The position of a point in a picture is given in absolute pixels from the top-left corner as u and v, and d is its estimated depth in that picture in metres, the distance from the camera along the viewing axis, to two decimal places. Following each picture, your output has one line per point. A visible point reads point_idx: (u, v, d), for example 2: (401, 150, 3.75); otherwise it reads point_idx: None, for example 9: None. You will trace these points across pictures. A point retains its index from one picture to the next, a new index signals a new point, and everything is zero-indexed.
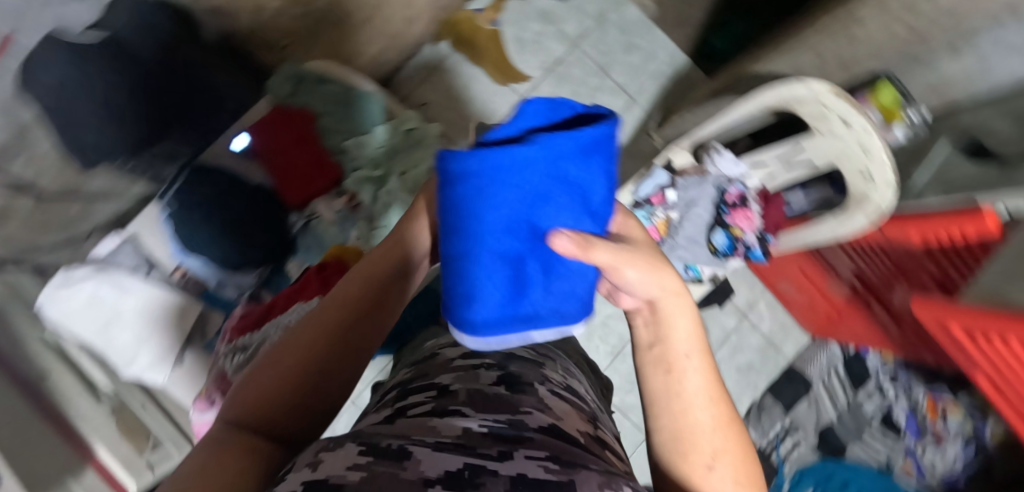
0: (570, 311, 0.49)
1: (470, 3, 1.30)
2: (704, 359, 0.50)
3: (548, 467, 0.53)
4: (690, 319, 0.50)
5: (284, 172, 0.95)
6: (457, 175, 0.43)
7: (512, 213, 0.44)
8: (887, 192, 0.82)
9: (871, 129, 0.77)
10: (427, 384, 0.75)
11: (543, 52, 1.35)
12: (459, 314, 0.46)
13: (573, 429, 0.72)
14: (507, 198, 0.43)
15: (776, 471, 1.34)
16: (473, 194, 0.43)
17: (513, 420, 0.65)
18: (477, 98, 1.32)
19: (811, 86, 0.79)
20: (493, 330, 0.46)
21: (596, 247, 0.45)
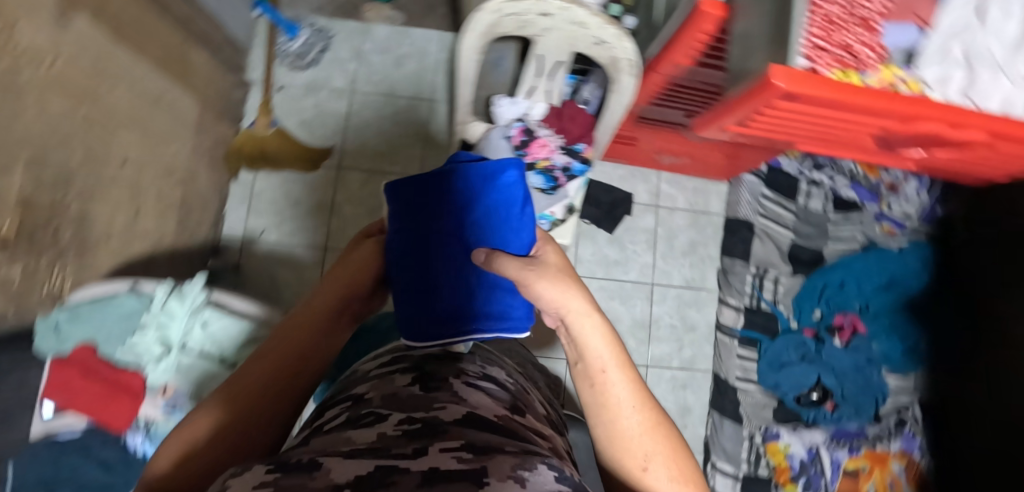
0: (497, 308, 0.68)
1: (241, 122, 1.32)
2: (623, 373, 0.59)
3: (454, 459, 0.42)
4: (611, 341, 0.59)
5: (95, 410, 0.79)
6: (402, 196, 0.70)
7: (442, 229, 0.69)
8: (623, 42, 0.79)
9: (563, 3, 0.76)
10: (343, 397, 0.62)
11: (329, 116, 1.35)
12: (410, 326, 0.68)
13: (491, 415, 0.56)
14: (446, 215, 0.69)
15: (776, 316, 1.30)
16: (417, 207, 0.69)
17: (429, 415, 0.52)
18: (303, 195, 1.32)
19: (490, 9, 0.77)
20: (439, 321, 0.67)
21: (498, 256, 0.63)
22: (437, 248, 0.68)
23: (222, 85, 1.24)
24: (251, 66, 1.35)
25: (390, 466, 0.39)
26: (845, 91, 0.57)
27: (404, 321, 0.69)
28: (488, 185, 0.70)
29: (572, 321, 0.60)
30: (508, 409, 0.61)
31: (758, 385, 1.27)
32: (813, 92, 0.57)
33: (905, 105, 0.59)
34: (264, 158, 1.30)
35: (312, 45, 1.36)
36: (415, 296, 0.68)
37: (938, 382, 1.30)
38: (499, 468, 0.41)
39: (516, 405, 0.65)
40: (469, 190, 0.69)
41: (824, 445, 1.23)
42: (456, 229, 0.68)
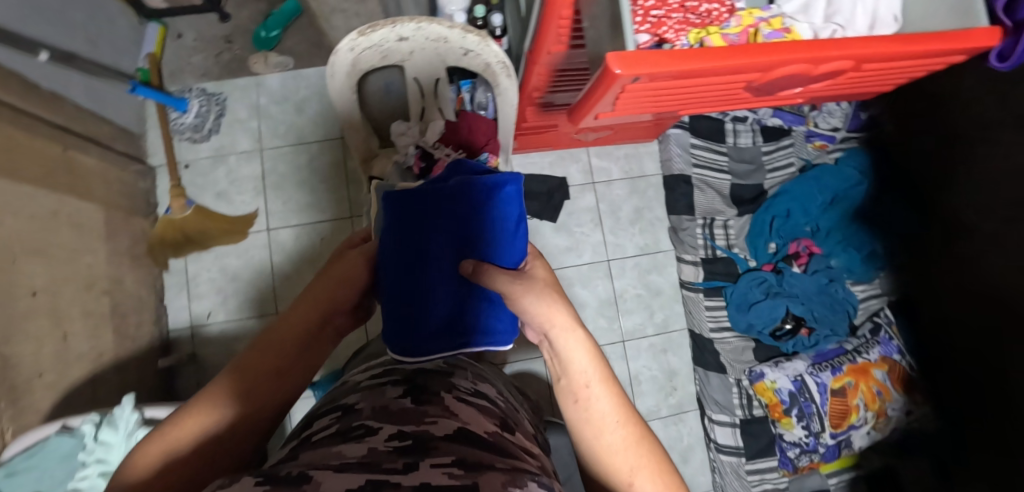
0: (486, 322, 0.66)
1: (157, 210, 1.27)
2: (606, 389, 0.57)
3: (446, 474, 0.40)
4: (594, 359, 0.58)
5: None
6: (400, 207, 0.68)
7: (438, 243, 0.67)
8: (487, 47, 0.76)
9: (414, 26, 0.73)
10: (332, 407, 0.57)
11: (245, 179, 1.31)
12: (400, 337, 0.65)
13: (481, 430, 0.52)
14: (443, 227, 0.67)
15: (734, 260, 1.30)
16: (415, 219, 0.67)
17: (421, 430, 0.49)
18: (239, 267, 1.27)
19: (342, 51, 0.74)
20: (431, 336, 0.65)
21: (490, 270, 0.62)
22: (431, 260, 0.66)
23: (123, 180, 1.19)
24: (151, 151, 1.31)
25: (379, 479, 0.37)
26: (702, 61, 0.60)
27: (392, 333, 0.66)
28: (486, 198, 0.68)
29: (558, 340, 0.58)
30: (498, 424, 0.57)
31: (732, 332, 1.29)
32: (653, 70, 0.60)
33: (765, 58, 0.60)
34: (189, 240, 1.26)
35: (207, 113, 1.31)
36: (407, 310, 0.66)
37: (903, 282, 1.32)
38: (489, 479, 0.40)
39: (506, 421, 0.59)
40: (467, 199, 0.68)
41: (807, 372, 1.22)
42: (449, 243, 0.67)
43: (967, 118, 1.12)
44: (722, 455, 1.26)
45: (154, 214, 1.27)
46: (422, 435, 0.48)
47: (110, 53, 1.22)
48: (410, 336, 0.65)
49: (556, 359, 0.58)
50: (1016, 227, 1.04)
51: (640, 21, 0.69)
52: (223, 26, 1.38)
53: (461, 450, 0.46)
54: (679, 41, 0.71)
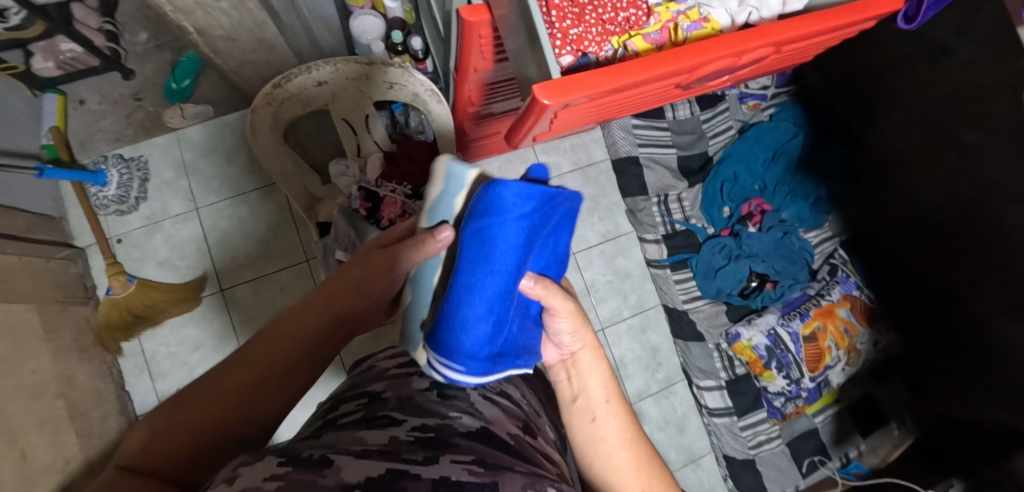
0: (531, 342, 0.61)
1: (97, 293, 1.20)
2: (618, 412, 0.60)
3: (465, 471, 0.44)
4: (609, 379, 0.61)
5: None
6: (501, 204, 0.54)
7: (520, 255, 0.56)
8: (410, 75, 0.73)
9: (330, 68, 0.70)
10: (357, 393, 0.61)
11: (185, 242, 1.24)
12: (454, 354, 0.56)
13: (502, 431, 0.56)
14: (532, 238, 0.56)
15: (694, 231, 1.33)
16: (510, 223, 0.54)
17: (441, 423, 0.53)
18: (199, 335, 1.21)
19: (260, 108, 0.70)
20: (488, 358, 0.56)
21: (554, 294, 0.59)
22: (507, 275, 0.55)
23: (52, 269, 1.11)
24: (76, 232, 1.22)
25: (398, 468, 0.41)
26: (633, 72, 0.61)
27: (444, 346, 0.56)
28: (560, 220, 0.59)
29: (580, 367, 0.62)
30: (518, 425, 0.61)
31: (704, 299, 1.32)
32: (584, 93, 0.60)
33: (707, 54, 0.62)
34: (138, 319, 1.18)
35: (130, 180, 1.22)
36: (466, 326, 0.56)
37: (852, 221, 1.38)
38: (505, 479, 0.43)
39: (527, 420, 0.64)
40: (556, 215, 0.58)
41: (779, 324, 1.27)
42: (517, 255, 0.55)
43: (883, 59, 1.16)
44: (715, 418, 1.31)
45: (94, 298, 1.19)
46: (441, 432, 0.52)
47: (7, 136, 1.12)
48: (467, 354, 0.56)
49: (577, 376, 0.62)
50: (940, 158, 1.10)
51: (560, 45, 0.70)
52: (127, 83, 1.29)
53: (476, 450, 0.49)
54: (603, 50, 0.72)
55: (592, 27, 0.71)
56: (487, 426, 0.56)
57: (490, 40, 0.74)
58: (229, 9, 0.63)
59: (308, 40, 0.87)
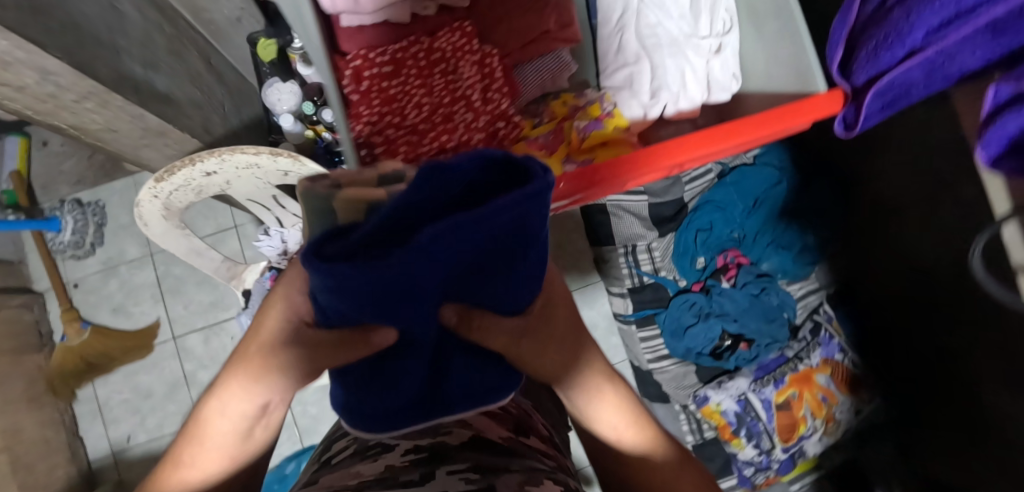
0: (470, 389, 0.52)
1: (54, 339, 1.21)
2: (633, 432, 0.55)
3: (463, 481, 0.39)
4: (621, 404, 0.54)
5: None
6: (363, 271, 0.32)
7: (429, 284, 0.39)
8: (303, 164, 0.67)
9: (213, 160, 0.64)
10: (347, 429, 0.55)
11: (141, 288, 1.23)
12: (369, 407, 0.49)
13: (496, 436, 0.49)
14: (447, 259, 0.36)
15: (663, 284, 1.25)
16: (404, 276, 0.35)
17: (435, 442, 0.47)
18: (150, 383, 1.21)
19: (145, 199, 0.66)
20: (403, 408, 0.50)
21: (483, 320, 0.47)
22: (417, 299, 0.40)
23: (8, 318, 1.11)
24: (35, 276, 1.22)
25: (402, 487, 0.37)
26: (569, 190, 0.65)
27: (358, 401, 0.49)
28: (506, 223, 0.36)
29: (584, 400, 0.54)
30: (517, 431, 0.53)
31: (671, 358, 1.25)
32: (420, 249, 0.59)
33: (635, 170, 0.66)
34: (92, 367, 1.19)
35: (85, 226, 1.22)
36: (387, 373, 0.48)
37: (840, 272, 1.29)
38: (504, 482, 0.39)
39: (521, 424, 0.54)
40: (495, 219, 0.34)
41: (751, 390, 1.20)
42: (427, 284, 0.39)
43: None
44: None
45: (50, 344, 1.20)
46: (438, 449, 0.46)
47: None
48: (379, 407, 0.49)
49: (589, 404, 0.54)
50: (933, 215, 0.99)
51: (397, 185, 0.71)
52: None
53: (478, 461, 0.43)
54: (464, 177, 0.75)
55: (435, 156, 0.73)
56: (481, 434, 0.49)
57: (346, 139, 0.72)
58: (98, 107, 0.59)
59: (223, 110, 0.83)
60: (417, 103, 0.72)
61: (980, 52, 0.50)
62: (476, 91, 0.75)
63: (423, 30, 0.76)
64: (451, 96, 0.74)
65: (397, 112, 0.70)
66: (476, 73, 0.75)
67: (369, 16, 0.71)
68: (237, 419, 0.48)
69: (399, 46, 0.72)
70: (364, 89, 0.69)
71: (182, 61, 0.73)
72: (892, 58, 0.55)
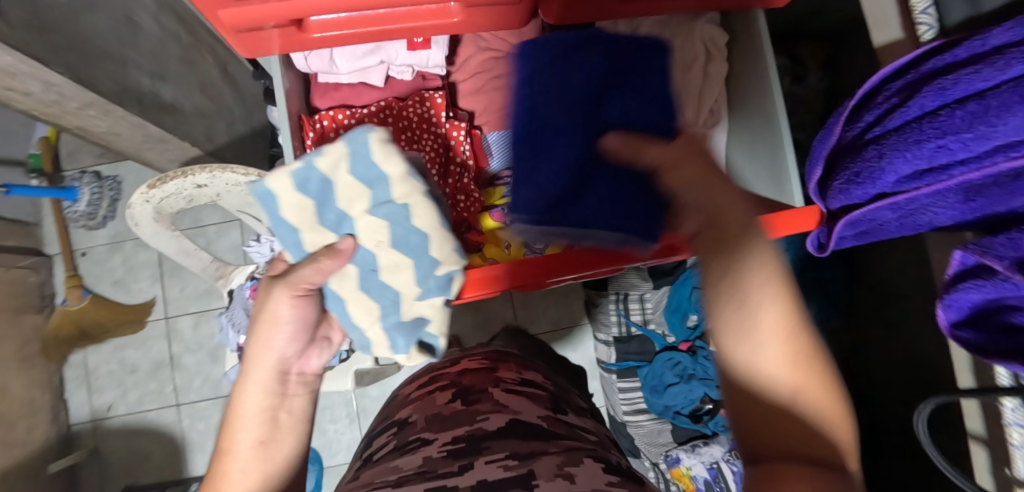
0: (630, 218, 0.58)
1: (55, 302, 1.25)
2: (769, 336, 0.32)
3: (501, 467, 0.35)
4: (791, 300, 0.32)
5: None
6: (542, 62, 0.62)
7: (579, 102, 0.60)
8: None
9: (203, 175, 0.66)
10: (389, 424, 0.50)
11: (142, 265, 1.27)
12: (529, 192, 0.60)
13: (535, 416, 0.44)
14: (603, 85, 0.60)
15: (650, 338, 1.16)
16: (557, 86, 0.60)
17: (471, 430, 0.41)
18: (137, 358, 1.25)
19: (134, 203, 0.69)
20: (557, 197, 0.59)
21: (644, 141, 0.48)
22: (575, 106, 0.60)
23: (13, 278, 1.15)
24: (46, 239, 1.26)
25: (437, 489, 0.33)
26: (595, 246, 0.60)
27: (522, 188, 0.60)
28: (637, 70, 0.61)
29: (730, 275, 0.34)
30: (555, 410, 0.48)
31: (648, 415, 1.17)
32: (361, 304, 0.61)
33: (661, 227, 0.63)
34: (86, 334, 1.23)
35: (100, 200, 1.23)
36: (548, 168, 0.59)
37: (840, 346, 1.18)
38: (545, 468, 0.35)
39: (560, 405, 0.50)
40: (633, 59, 0.61)
41: (725, 460, 1.10)
42: (580, 96, 0.60)
43: None
44: None
45: (50, 306, 1.24)
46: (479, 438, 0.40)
47: None
48: (536, 195, 0.60)
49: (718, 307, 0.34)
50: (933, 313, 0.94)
51: None
52: None
53: (521, 446, 0.38)
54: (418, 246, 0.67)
55: None
56: (522, 413, 0.44)
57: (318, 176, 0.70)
58: (100, 114, 0.62)
59: (232, 116, 0.82)
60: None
61: (949, 211, 0.46)
62: (437, 164, 0.70)
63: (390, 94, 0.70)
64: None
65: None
66: (438, 146, 0.69)
67: (347, 75, 0.67)
68: (259, 415, 0.45)
69: (366, 110, 0.68)
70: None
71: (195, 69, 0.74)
72: (864, 195, 0.48)
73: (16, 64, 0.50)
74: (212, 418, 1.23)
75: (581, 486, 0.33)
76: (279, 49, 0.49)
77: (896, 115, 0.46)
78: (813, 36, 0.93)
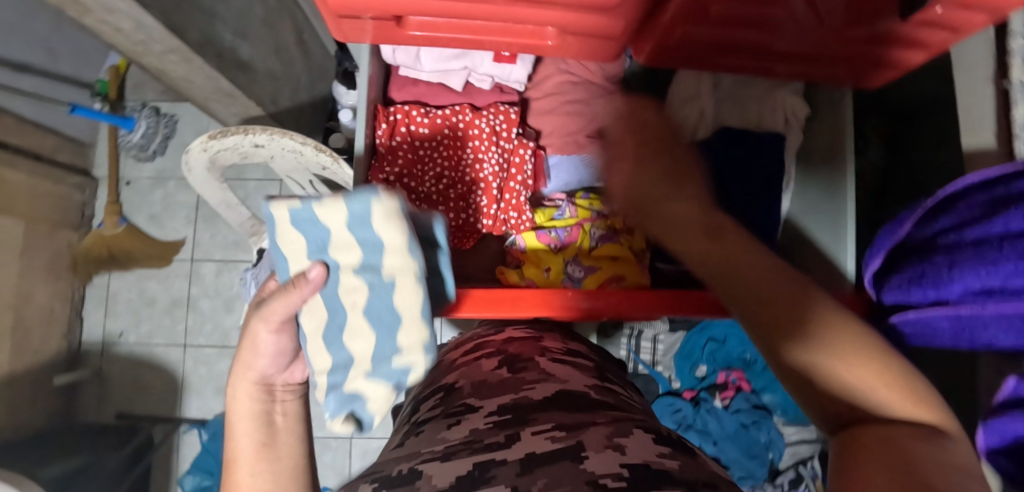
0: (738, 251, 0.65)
1: (92, 223, 1.28)
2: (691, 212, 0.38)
3: (550, 438, 0.36)
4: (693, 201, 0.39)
5: None
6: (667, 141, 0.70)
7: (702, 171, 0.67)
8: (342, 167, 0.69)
9: (264, 137, 0.67)
10: (431, 389, 0.51)
11: (180, 206, 1.30)
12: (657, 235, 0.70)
13: (582, 386, 0.45)
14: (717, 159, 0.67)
15: (655, 379, 1.13)
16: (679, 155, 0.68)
17: (517, 399, 0.42)
18: (157, 292, 1.28)
19: (192, 150, 0.70)
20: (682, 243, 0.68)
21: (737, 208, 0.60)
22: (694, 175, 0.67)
23: (59, 193, 1.19)
24: (96, 162, 1.30)
25: (486, 461, 0.34)
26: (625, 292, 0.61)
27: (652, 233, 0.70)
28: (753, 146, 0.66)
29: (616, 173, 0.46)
30: (600, 378, 0.49)
31: None
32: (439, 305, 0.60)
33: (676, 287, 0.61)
34: (114, 260, 1.26)
35: (154, 135, 1.26)
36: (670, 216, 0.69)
37: None
38: (594, 439, 0.35)
39: (604, 373, 0.51)
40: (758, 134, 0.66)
41: None
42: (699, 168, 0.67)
43: None
44: None
45: (87, 226, 1.28)
46: (524, 406, 0.41)
47: None
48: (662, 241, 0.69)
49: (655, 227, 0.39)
50: None
51: None
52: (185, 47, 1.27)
53: (566, 416, 0.39)
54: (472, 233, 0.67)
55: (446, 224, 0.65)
56: (567, 383, 0.45)
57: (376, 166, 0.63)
58: (180, 61, 0.63)
59: (297, 84, 0.84)
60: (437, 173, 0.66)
61: (1011, 335, 0.40)
62: (496, 179, 0.66)
63: (467, 101, 0.68)
64: (471, 178, 0.67)
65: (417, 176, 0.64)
66: (499, 162, 0.66)
67: (427, 73, 0.67)
68: (252, 420, 0.41)
69: (443, 113, 0.66)
70: (396, 146, 0.64)
71: (275, 32, 0.75)
72: (922, 298, 0.44)
73: (118, 2, 0.51)
74: (216, 365, 1.26)
75: (632, 459, 0.33)
76: (369, 39, 0.48)
77: (977, 227, 0.41)
78: (879, 116, 0.87)
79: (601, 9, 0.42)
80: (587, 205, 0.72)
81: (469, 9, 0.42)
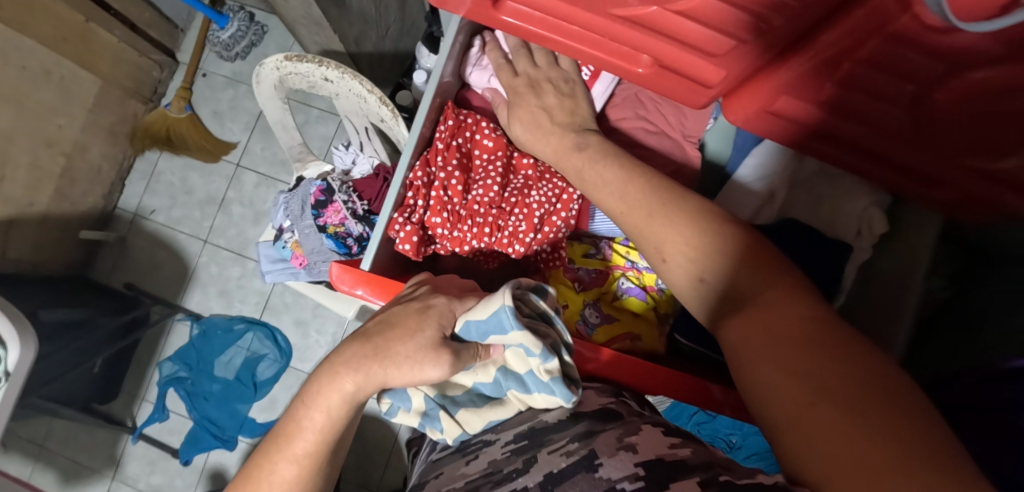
0: None
1: (161, 102, 1.33)
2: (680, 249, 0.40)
3: (563, 453, 0.35)
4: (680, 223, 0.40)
5: None
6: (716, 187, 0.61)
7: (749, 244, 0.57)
8: (399, 125, 0.68)
9: (336, 74, 0.67)
10: None
11: (244, 112, 1.33)
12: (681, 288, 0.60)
13: (597, 404, 0.42)
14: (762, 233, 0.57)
15: None
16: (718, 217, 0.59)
17: (534, 424, 0.41)
18: (197, 184, 1.32)
19: (267, 64, 0.71)
20: None
21: None
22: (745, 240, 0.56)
23: (140, 64, 1.23)
24: (182, 46, 1.34)
25: None
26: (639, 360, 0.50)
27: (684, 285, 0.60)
28: None
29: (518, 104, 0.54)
30: (617, 395, 0.45)
31: None
32: None
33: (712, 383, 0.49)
34: (169, 142, 1.29)
35: (241, 38, 1.29)
36: None
37: None
38: (606, 443, 0.35)
39: (622, 390, 0.47)
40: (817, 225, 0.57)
41: None
42: None
43: None
44: None
45: (155, 103, 1.32)
46: (539, 428, 0.40)
47: None
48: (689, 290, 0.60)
49: (516, 128, 0.54)
50: None
51: (402, 231, 0.54)
52: None
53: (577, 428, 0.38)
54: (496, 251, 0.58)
55: (467, 239, 0.57)
56: (584, 402, 0.43)
57: (428, 159, 0.56)
58: None
59: (385, 33, 0.84)
60: (487, 185, 0.56)
61: None
62: (545, 210, 0.56)
63: None
64: (517, 201, 0.56)
65: (464, 182, 0.56)
66: (547, 195, 0.56)
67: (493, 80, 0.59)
68: (342, 407, 0.38)
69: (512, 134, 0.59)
70: (453, 145, 0.57)
71: None
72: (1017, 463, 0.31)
73: None
74: (227, 269, 1.29)
75: (646, 456, 0.32)
76: (464, 13, 0.46)
77: None
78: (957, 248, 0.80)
79: (708, 52, 0.40)
80: (625, 253, 0.61)
81: (582, 11, 0.40)
